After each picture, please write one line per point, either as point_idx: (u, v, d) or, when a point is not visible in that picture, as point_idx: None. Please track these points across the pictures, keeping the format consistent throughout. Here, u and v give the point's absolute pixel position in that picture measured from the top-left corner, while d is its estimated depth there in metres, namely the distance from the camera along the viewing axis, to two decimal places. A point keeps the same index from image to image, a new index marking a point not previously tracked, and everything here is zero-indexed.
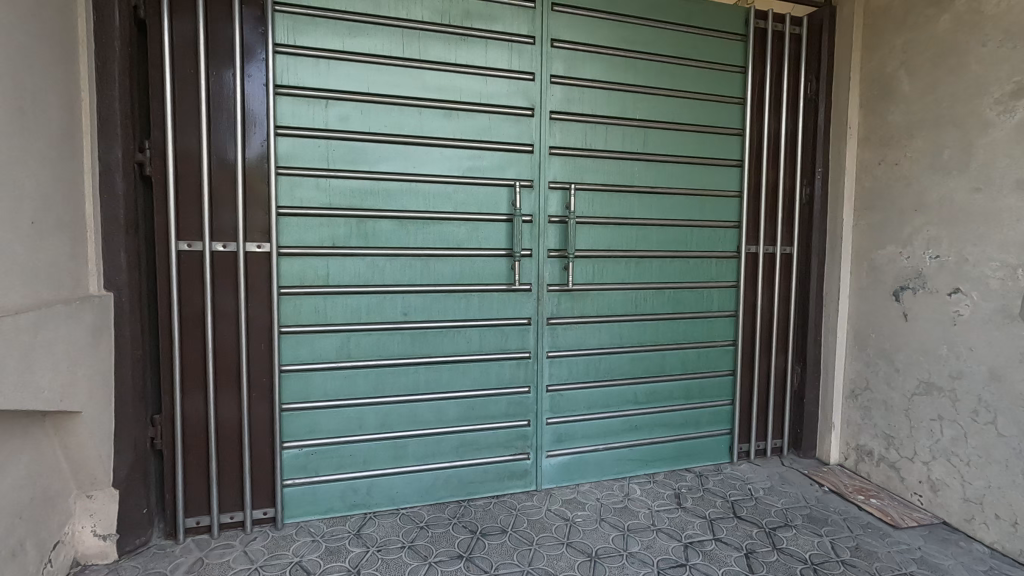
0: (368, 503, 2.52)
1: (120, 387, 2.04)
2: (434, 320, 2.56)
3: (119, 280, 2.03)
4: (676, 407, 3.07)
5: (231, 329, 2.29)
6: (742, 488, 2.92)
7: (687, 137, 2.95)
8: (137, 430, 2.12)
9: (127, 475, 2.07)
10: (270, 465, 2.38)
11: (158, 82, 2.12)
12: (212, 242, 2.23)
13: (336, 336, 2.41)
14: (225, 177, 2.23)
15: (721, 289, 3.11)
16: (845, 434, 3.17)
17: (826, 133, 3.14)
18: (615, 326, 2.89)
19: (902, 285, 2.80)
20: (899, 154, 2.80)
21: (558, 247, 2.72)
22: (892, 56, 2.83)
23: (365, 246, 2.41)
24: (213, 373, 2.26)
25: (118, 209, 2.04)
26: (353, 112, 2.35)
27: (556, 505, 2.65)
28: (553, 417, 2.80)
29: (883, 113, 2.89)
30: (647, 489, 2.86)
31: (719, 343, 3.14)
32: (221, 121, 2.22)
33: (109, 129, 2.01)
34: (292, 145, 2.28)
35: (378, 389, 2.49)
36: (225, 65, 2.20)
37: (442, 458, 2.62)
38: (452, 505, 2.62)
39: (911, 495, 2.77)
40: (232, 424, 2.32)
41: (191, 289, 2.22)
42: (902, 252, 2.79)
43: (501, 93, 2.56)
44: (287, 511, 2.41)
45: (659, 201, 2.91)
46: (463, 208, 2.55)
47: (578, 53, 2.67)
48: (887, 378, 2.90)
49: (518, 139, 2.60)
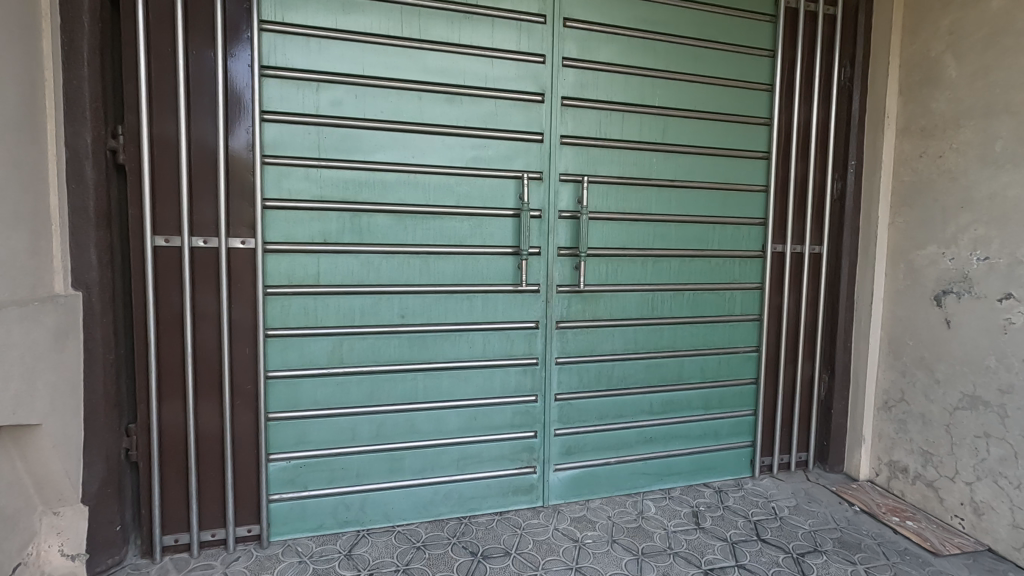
0: (361, 520, 2.34)
1: (91, 394, 1.88)
2: (433, 323, 2.36)
3: (88, 278, 1.87)
4: (694, 418, 2.86)
5: (213, 331, 2.11)
6: (765, 506, 2.70)
7: (710, 127, 2.72)
8: (110, 441, 1.96)
9: (97, 489, 1.91)
10: (255, 479, 2.20)
11: (132, 62, 1.93)
12: (191, 237, 2.04)
13: (327, 340, 2.22)
14: (206, 166, 2.05)
15: (744, 291, 2.89)
16: (877, 448, 2.94)
17: (861, 123, 2.90)
18: (629, 331, 2.68)
19: (945, 289, 2.56)
20: (943, 146, 2.56)
21: (569, 245, 2.51)
22: (937, 38, 2.58)
23: (360, 242, 2.22)
24: (193, 380, 2.08)
25: (87, 200, 1.86)
26: (346, 97, 2.15)
27: (564, 524, 2.45)
28: (562, 428, 2.60)
29: (925, 101, 2.65)
30: (662, 507, 2.65)
31: (741, 349, 2.92)
32: (202, 106, 2.03)
33: (77, 112, 1.83)
34: (280, 132, 2.10)
35: (373, 398, 2.30)
36: (206, 44, 2.02)
37: (441, 471, 2.44)
38: (452, 522, 2.44)
39: (951, 518, 2.54)
40: (214, 434, 2.14)
41: (169, 288, 2.04)
42: (946, 252, 2.55)
43: (509, 77, 2.35)
44: (274, 529, 2.23)
45: (679, 195, 2.69)
46: (466, 202, 2.34)
47: (593, 34, 2.46)
48: (925, 390, 2.67)
49: (527, 127, 2.40)
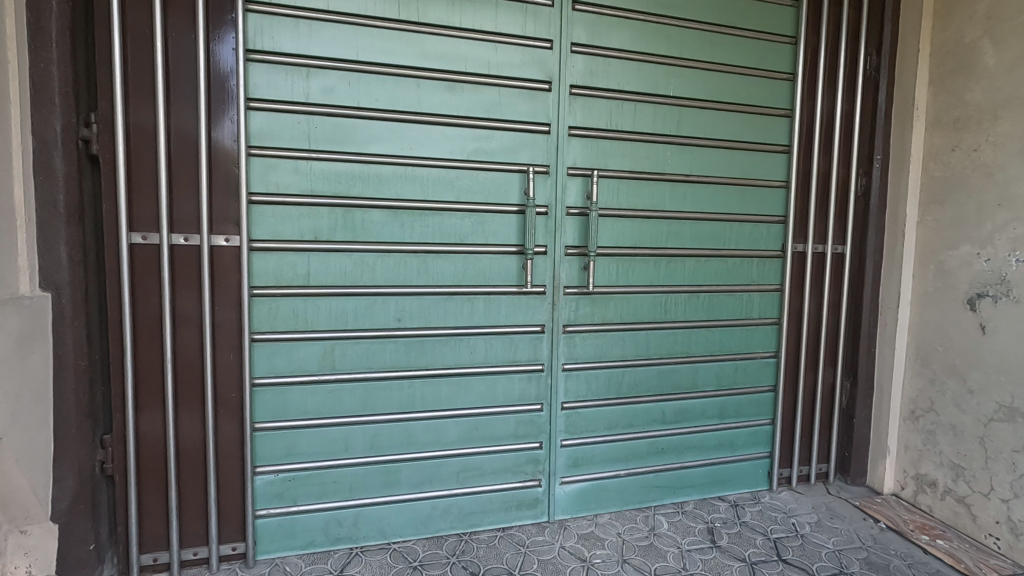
0: (354, 537, 2.19)
1: (61, 403, 1.74)
2: (431, 328, 2.21)
3: (58, 278, 1.72)
4: (709, 427, 2.70)
5: (194, 336, 1.96)
6: (784, 523, 2.54)
7: (728, 118, 2.55)
8: (83, 453, 1.82)
9: (68, 506, 1.77)
10: (240, 494, 2.06)
11: (106, 45, 1.79)
12: (170, 234, 1.90)
13: (317, 345, 2.08)
14: (186, 159, 1.91)
15: (762, 293, 2.72)
16: (903, 460, 2.77)
17: (887, 116, 2.72)
18: (641, 335, 2.52)
19: (979, 292, 2.38)
20: (978, 139, 2.38)
21: (577, 244, 2.36)
22: (973, 23, 2.40)
23: (353, 240, 2.07)
24: (173, 389, 1.94)
25: (57, 194, 1.72)
26: (339, 84, 2.01)
27: (571, 541, 2.30)
28: (569, 438, 2.45)
29: (959, 91, 2.47)
30: (675, 523, 2.49)
31: (759, 354, 2.76)
32: (182, 94, 1.89)
33: (46, 98, 1.68)
34: (268, 122, 1.95)
35: (367, 406, 2.16)
36: (187, 27, 1.87)
37: (440, 485, 2.29)
38: (452, 539, 2.29)
39: (985, 538, 2.37)
40: (195, 446, 2.00)
41: (146, 290, 1.90)
42: (980, 253, 2.37)
43: (514, 63, 2.20)
44: (261, 546, 2.09)
45: (695, 191, 2.53)
46: (467, 197, 2.19)
47: (603, 18, 2.30)
48: (956, 400, 2.49)
49: (532, 117, 2.24)
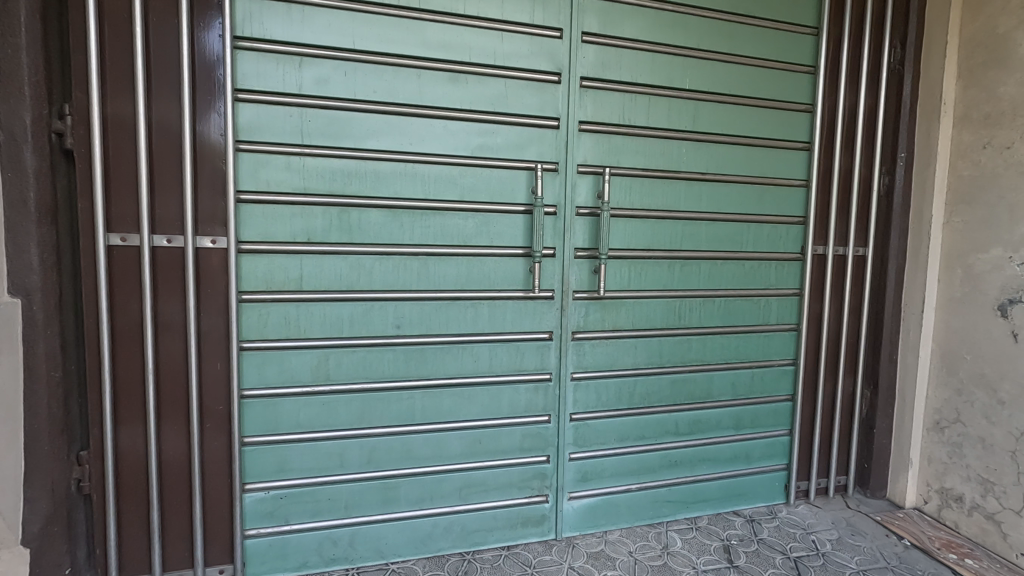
0: (350, 557, 2.07)
1: (33, 418, 1.60)
2: (432, 335, 2.08)
3: (29, 283, 1.59)
4: (724, 438, 2.57)
5: (179, 344, 1.84)
6: (804, 540, 2.41)
7: (746, 114, 2.41)
8: (58, 472, 1.69)
9: (41, 529, 1.63)
10: (227, 513, 1.93)
11: (81, 31, 1.65)
12: (152, 235, 1.77)
13: (310, 353, 1.94)
14: (168, 155, 1.78)
15: (780, 297, 2.59)
16: (926, 472, 2.64)
17: (912, 112, 2.58)
18: (653, 342, 2.39)
19: (1012, 297, 2.25)
20: (1012, 136, 2.25)
21: (587, 246, 2.22)
22: (1008, 12, 2.25)
23: (349, 242, 1.94)
24: (155, 401, 1.81)
25: (27, 191, 1.58)
26: (335, 75, 1.87)
27: (580, 561, 2.17)
28: (578, 451, 2.32)
29: (989, 85, 2.33)
30: (689, 540, 2.36)
31: (776, 361, 2.62)
32: (164, 84, 1.75)
33: (14, 88, 1.54)
34: (257, 114, 1.81)
35: (363, 419, 2.03)
36: (170, 12, 1.74)
37: (441, 501, 2.16)
38: (453, 558, 2.16)
39: (1017, 557, 2.24)
40: (180, 461, 1.87)
41: (127, 296, 1.77)
42: (1013, 256, 2.24)
43: (521, 53, 2.06)
44: (251, 567, 1.97)
45: (711, 190, 2.39)
46: (471, 195, 2.05)
47: (616, 6, 2.16)
48: (985, 411, 2.36)
49: (541, 111, 2.10)
